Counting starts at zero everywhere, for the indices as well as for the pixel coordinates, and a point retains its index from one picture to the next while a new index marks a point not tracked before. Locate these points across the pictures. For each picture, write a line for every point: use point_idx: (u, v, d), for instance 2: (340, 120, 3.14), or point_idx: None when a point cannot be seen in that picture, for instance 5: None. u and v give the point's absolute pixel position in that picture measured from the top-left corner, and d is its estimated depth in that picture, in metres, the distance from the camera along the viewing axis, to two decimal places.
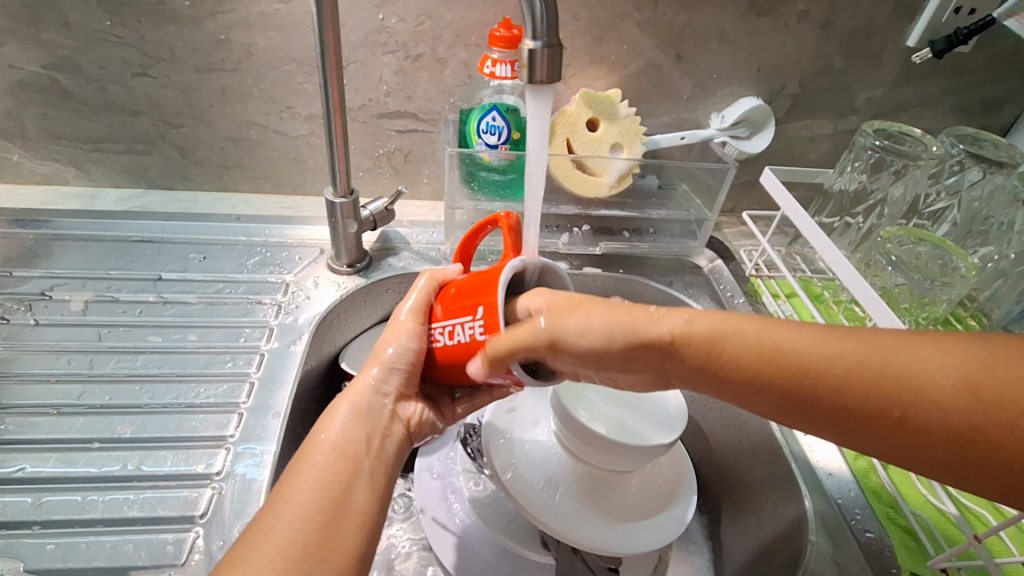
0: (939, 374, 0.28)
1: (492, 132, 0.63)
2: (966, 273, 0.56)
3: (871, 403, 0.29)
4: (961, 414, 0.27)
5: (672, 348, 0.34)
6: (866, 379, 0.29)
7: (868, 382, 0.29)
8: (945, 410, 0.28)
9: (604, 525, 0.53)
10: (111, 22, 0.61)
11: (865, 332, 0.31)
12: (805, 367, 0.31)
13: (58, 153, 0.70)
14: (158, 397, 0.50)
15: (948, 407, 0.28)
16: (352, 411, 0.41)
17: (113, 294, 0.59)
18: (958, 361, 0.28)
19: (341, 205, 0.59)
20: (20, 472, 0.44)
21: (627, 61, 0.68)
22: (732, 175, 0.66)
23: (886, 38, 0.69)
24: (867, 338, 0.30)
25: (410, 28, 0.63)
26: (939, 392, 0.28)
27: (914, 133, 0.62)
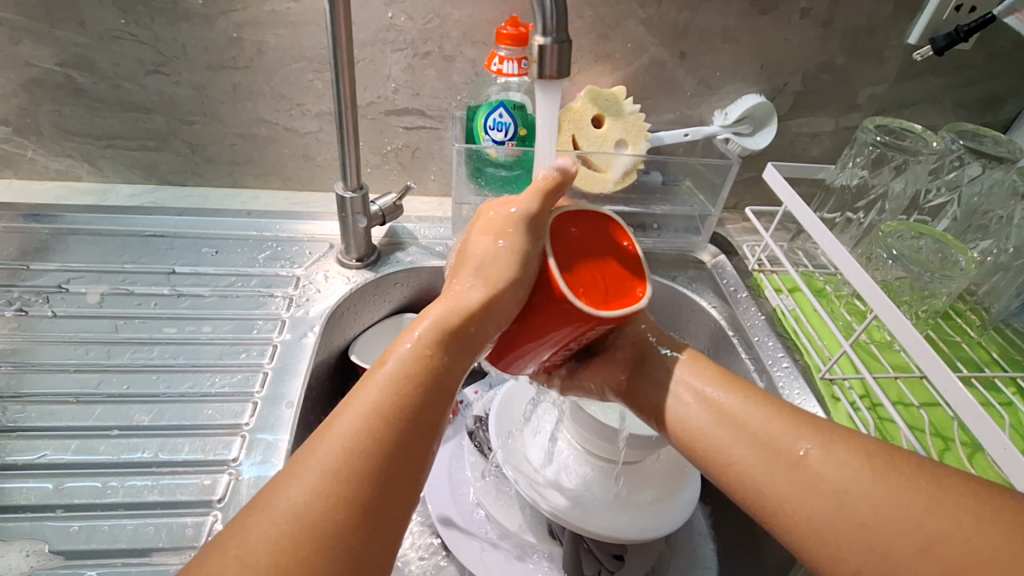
0: (877, 491, 0.35)
1: (499, 129, 0.64)
2: (967, 267, 0.57)
3: (820, 486, 0.36)
4: (880, 515, 0.34)
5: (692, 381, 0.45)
6: (831, 475, 0.36)
7: (833, 477, 0.36)
8: (872, 506, 0.34)
9: (612, 513, 0.54)
10: (126, 20, 0.62)
11: (873, 454, 0.37)
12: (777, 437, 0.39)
13: (72, 149, 0.71)
14: (175, 386, 0.51)
15: (865, 512, 0.34)
16: (405, 375, 0.35)
17: (128, 287, 0.61)
18: (902, 489, 0.34)
19: (351, 199, 0.60)
20: (42, 458, 0.46)
21: (631, 59, 0.69)
22: (736, 170, 0.68)
23: (887, 35, 0.70)
24: (862, 456, 0.37)
25: (418, 26, 0.64)
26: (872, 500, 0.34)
27: (914, 129, 0.63)
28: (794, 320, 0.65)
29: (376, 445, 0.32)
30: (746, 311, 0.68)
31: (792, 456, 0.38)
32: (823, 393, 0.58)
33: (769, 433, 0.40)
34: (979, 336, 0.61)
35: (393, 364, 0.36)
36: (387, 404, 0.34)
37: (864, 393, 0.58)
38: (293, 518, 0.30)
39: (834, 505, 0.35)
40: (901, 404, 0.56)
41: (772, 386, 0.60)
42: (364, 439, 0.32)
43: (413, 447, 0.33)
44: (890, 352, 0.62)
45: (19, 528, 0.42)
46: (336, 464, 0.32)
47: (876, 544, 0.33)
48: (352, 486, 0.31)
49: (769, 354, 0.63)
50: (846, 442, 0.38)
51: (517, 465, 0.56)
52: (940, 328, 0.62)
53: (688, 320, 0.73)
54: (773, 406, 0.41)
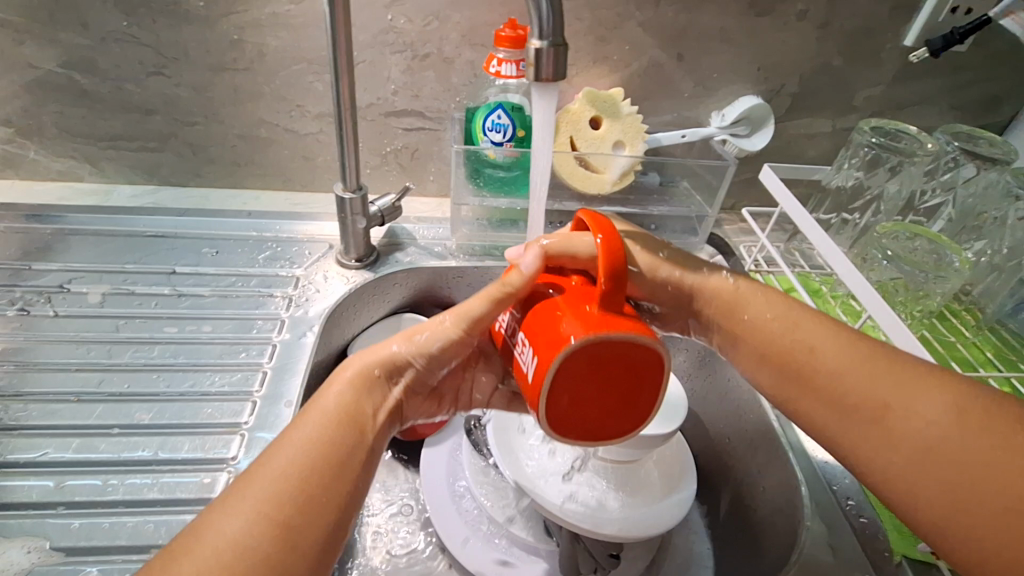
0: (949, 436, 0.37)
1: (498, 130, 0.65)
2: (960, 266, 0.58)
3: (890, 426, 0.39)
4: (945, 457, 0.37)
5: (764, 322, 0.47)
6: (906, 421, 0.39)
7: (905, 422, 0.39)
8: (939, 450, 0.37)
9: (611, 512, 0.55)
10: (128, 22, 0.63)
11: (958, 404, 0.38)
12: (855, 383, 0.41)
13: (73, 150, 0.72)
14: (175, 385, 0.52)
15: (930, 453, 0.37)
16: (332, 413, 0.38)
17: (129, 287, 0.61)
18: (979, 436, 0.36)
19: (350, 200, 0.61)
20: (45, 456, 0.46)
21: (629, 61, 0.70)
22: (733, 171, 0.68)
23: (884, 37, 0.71)
24: (942, 404, 0.38)
25: (418, 28, 0.64)
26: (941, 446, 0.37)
27: (909, 130, 0.64)
28: None
29: (305, 471, 0.35)
30: None
31: (867, 399, 0.40)
32: None
33: (845, 376, 0.42)
34: (974, 336, 0.61)
35: (321, 409, 0.38)
36: (316, 438, 0.36)
37: None
38: (232, 539, 0.31)
39: (904, 445, 0.38)
40: None
41: None
42: (293, 467, 0.35)
43: (342, 470, 0.36)
44: None
45: (22, 524, 0.42)
46: (268, 491, 0.33)
47: (937, 479, 0.37)
48: (284, 508, 0.33)
49: None
50: (928, 391, 0.39)
51: (516, 464, 0.57)
52: (935, 328, 0.62)
53: None
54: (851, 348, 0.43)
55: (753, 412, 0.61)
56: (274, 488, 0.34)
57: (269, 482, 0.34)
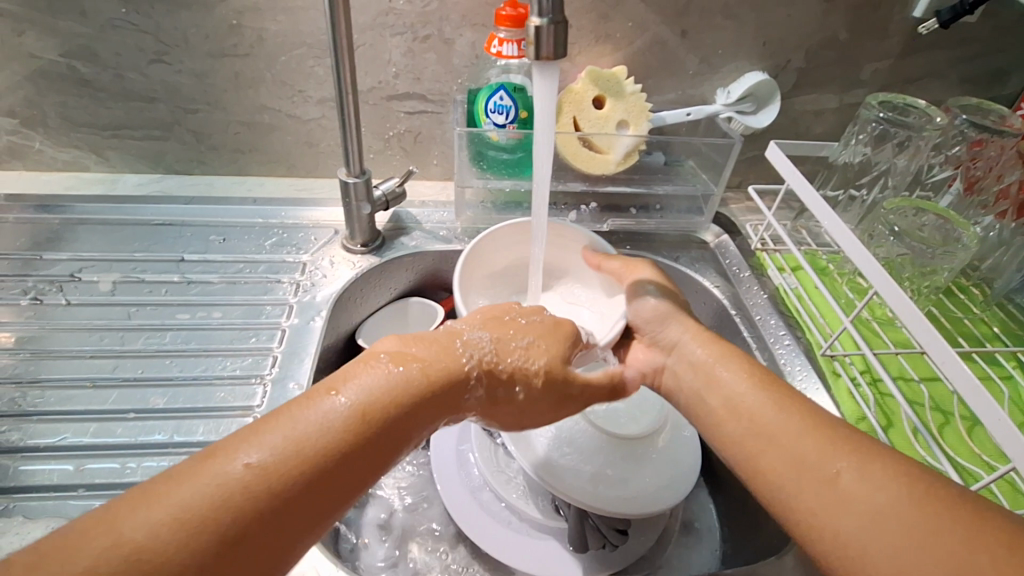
0: (738, 396, 0.42)
1: (500, 111, 0.64)
2: (969, 242, 0.57)
3: None
4: (739, 401, 0.42)
5: (731, 378, 0.43)
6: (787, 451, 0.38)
7: None
8: None
9: (624, 490, 0.53)
10: (127, 9, 0.62)
11: (759, 394, 0.41)
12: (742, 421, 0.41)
13: (78, 140, 0.72)
14: (188, 370, 0.54)
15: (723, 416, 0.42)
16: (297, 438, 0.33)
17: (139, 275, 0.62)
18: (711, 384, 0.44)
19: (354, 185, 0.61)
20: (61, 441, 0.48)
21: (632, 38, 0.69)
22: (738, 149, 0.67)
23: (892, 8, 0.69)
24: (755, 398, 0.41)
25: (417, 9, 0.63)
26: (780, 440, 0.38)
27: (918, 104, 0.63)
28: (796, 299, 0.65)
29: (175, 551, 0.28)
30: (749, 290, 0.68)
31: (750, 455, 0.39)
32: (824, 369, 0.59)
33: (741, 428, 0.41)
34: (982, 312, 0.62)
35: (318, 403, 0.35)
36: (249, 468, 0.31)
37: (865, 368, 0.59)
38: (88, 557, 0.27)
39: (739, 409, 0.42)
40: (902, 379, 0.57)
41: (774, 363, 0.61)
42: (191, 512, 0.29)
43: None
44: (891, 328, 0.62)
45: (44, 507, 0.44)
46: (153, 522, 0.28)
47: (801, 469, 0.36)
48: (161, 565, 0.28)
49: (771, 332, 0.64)
50: (737, 381, 0.43)
51: (529, 452, 0.54)
52: (943, 305, 0.62)
53: (690, 299, 0.73)
54: (733, 366, 0.44)
55: None
56: (187, 501, 0.29)
57: (163, 507, 0.29)
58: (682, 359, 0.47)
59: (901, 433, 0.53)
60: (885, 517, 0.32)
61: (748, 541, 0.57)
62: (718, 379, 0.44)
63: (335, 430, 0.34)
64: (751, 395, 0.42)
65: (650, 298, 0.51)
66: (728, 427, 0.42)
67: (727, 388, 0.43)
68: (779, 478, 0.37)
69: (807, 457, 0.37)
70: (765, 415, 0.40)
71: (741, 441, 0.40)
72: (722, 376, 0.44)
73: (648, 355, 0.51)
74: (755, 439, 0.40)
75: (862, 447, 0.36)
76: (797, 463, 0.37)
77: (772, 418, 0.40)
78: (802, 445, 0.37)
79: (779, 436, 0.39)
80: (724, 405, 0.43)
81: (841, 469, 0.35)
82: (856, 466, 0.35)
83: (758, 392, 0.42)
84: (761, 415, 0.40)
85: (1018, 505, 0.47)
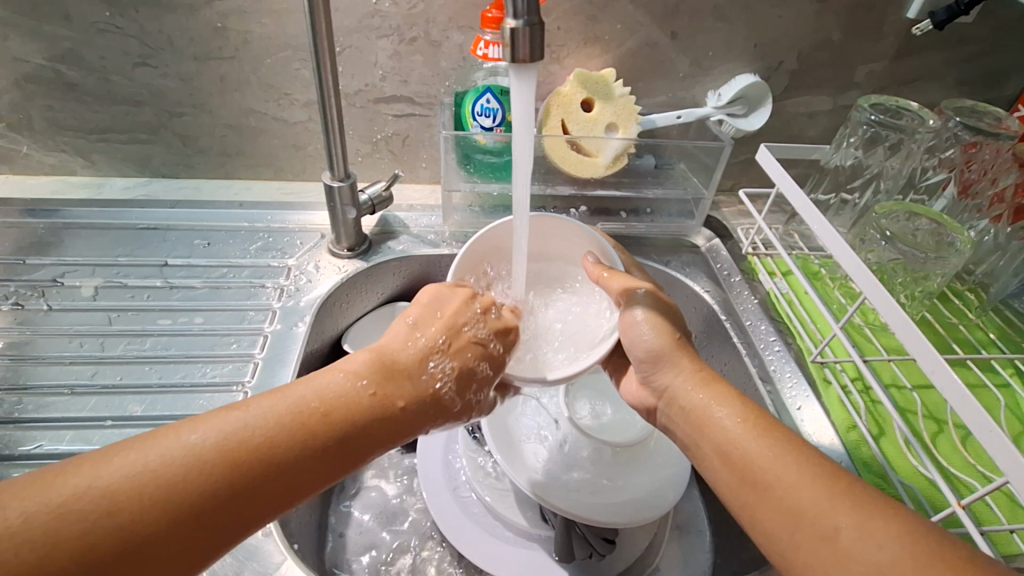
0: (735, 440, 0.40)
1: (487, 114, 0.64)
2: (962, 247, 0.56)
3: None
4: (734, 446, 0.40)
5: (728, 422, 0.41)
6: (785, 505, 0.36)
7: None
8: None
9: (611, 499, 0.52)
10: (111, 12, 0.62)
11: (757, 438, 0.39)
12: (737, 466, 0.39)
13: (65, 144, 0.71)
14: (167, 377, 0.53)
15: (721, 460, 0.40)
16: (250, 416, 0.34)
17: (122, 280, 0.62)
18: (705, 426, 0.42)
19: (338, 189, 0.60)
20: (36, 449, 0.47)
21: (621, 40, 0.68)
22: (728, 152, 0.66)
23: (886, 9, 0.68)
24: (751, 443, 0.39)
25: (403, 12, 0.63)
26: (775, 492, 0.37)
27: (910, 107, 0.62)
28: (787, 305, 0.64)
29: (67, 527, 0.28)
30: (740, 295, 0.68)
31: (747, 503, 0.38)
32: (815, 375, 0.58)
33: (737, 472, 0.39)
34: (977, 317, 0.61)
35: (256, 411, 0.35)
36: (194, 450, 0.32)
37: (856, 376, 0.58)
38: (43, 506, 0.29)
39: (734, 454, 0.40)
40: (894, 387, 0.56)
41: (763, 369, 0.60)
42: (118, 491, 0.30)
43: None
44: (883, 335, 0.61)
45: None
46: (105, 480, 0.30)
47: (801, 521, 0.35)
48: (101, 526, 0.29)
49: (761, 338, 0.63)
50: (732, 423, 0.41)
51: (514, 461, 0.53)
52: (937, 310, 0.61)
53: (680, 304, 0.72)
54: (724, 405, 0.42)
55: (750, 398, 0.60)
56: (123, 476, 0.30)
57: (100, 480, 0.30)
58: (674, 402, 0.45)
59: (893, 443, 0.52)
60: None
61: (736, 552, 0.56)
62: (712, 421, 0.42)
63: (283, 425, 0.35)
64: (745, 439, 0.40)
65: (637, 311, 0.48)
66: (727, 472, 0.40)
67: (723, 430, 0.41)
68: (778, 531, 0.36)
69: (805, 510, 0.35)
70: (761, 462, 0.38)
71: (737, 487, 0.39)
72: (717, 418, 0.42)
73: (642, 392, 0.49)
74: (752, 489, 0.38)
75: (863, 502, 0.34)
76: (797, 517, 0.35)
77: (772, 466, 0.38)
78: (799, 495, 0.36)
79: (777, 486, 0.37)
80: (718, 451, 0.41)
81: (841, 526, 0.34)
82: (857, 524, 0.33)
83: (755, 435, 0.40)
84: (758, 464, 0.38)
85: (1013, 517, 0.45)
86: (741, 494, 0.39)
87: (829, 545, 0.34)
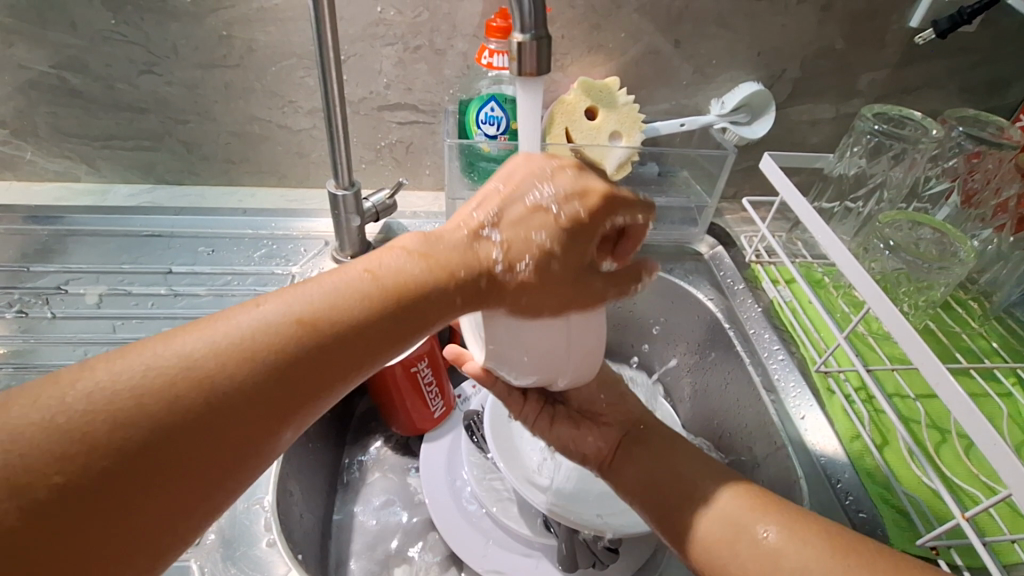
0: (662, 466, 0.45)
1: (491, 123, 0.64)
2: (965, 257, 0.56)
3: None
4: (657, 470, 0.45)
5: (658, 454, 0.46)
6: (713, 514, 0.40)
7: None
8: None
9: (616, 509, 0.52)
10: (116, 20, 0.62)
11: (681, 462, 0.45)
12: (663, 483, 0.44)
13: (69, 150, 0.71)
14: None
15: (646, 485, 0.44)
16: (204, 350, 0.29)
17: (126, 288, 0.62)
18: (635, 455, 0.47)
19: (343, 197, 0.60)
20: None
21: (625, 48, 0.68)
22: (732, 160, 0.67)
23: (888, 18, 0.68)
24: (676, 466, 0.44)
25: (408, 20, 0.63)
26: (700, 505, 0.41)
27: (914, 116, 0.62)
28: (791, 313, 0.65)
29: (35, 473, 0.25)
30: (743, 303, 0.68)
31: (673, 517, 0.42)
32: (818, 385, 0.58)
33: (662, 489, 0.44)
34: (981, 326, 0.61)
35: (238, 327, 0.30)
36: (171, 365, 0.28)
37: (860, 385, 0.58)
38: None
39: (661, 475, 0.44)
40: (898, 396, 0.56)
41: (767, 378, 0.60)
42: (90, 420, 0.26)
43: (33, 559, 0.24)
44: (887, 344, 0.61)
45: None
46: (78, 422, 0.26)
47: (729, 527, 0.39)
48: (62, 486, 0.25)
49: (765, 346, 0.63)
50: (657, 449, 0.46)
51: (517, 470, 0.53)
52: (940, 318, 0.61)
53: (683, 311, 0.72)
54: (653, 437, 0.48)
55: (754, 406, 0.60)
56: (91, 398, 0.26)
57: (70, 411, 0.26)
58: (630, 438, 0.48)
59: (897, 453, 0.52)
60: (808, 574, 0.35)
61: None
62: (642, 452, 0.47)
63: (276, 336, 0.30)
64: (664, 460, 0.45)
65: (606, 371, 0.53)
66: (654, 494, 0.44)
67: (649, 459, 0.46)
68: (709, 539, 0.39)
69: (737, 519, 0.39)
70: (685, 479, 0.43)
71: (669, 508, 0.42)
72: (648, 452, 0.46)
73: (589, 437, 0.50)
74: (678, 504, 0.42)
75: (777, 508, 0.39)
76: (733, 524, 0.39)
77: (695, 482, 0.42)
78: (718, 502, 0.40)
79: (703, 497, 0.41)
80: (677, 476, 0.44)
81: (763, 529, 0.38)
82: (778, 525, 0.38)
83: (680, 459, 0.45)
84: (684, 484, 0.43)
85: (1017, 528, 0.45)
86: (669, 510, 0.42)
87: (759, 552, 0.37)
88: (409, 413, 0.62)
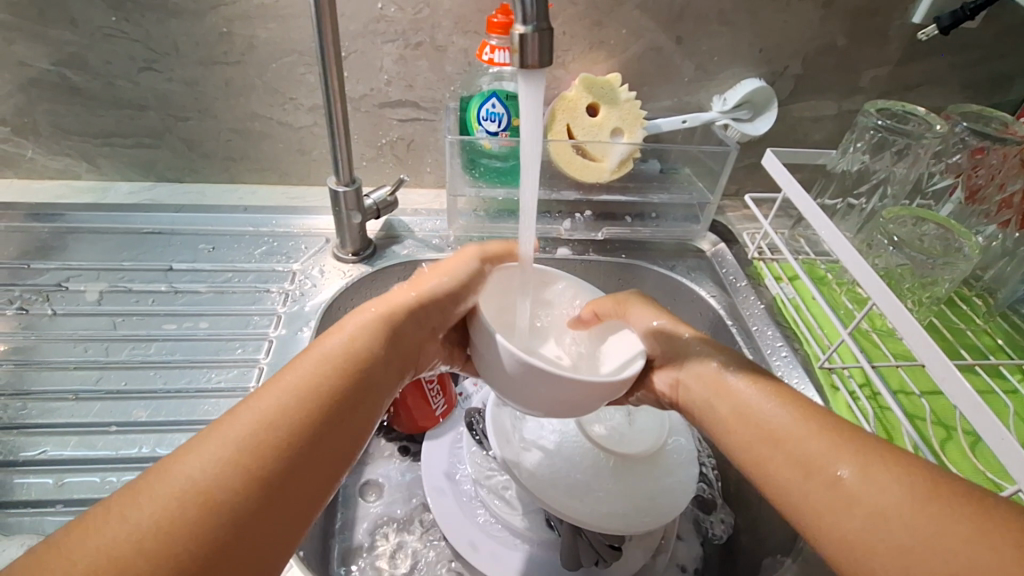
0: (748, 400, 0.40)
1: (492, 119, 0.63)
2: (970, 253, 0.56)
3: None
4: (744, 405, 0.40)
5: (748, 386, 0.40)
6: (795, 457, 0.36)
7: None
8: None
9: (619, 505, 0.51)
10: (116, 17, 0.62)
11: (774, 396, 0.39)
12: (748, 421, 0.39)
13: (69, 148, 0.71)
14: (172, 382, 0.53)
15: (732, 421, 0.40)
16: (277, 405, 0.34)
17: (126, 285, 0.62)
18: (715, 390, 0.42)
19: (344, 194, 0.60)
20: (41, 454, 0.47)
21: (627, 45, 0.68)
22: (734, 156, 0.66)
23: (890, 14, 0.68)
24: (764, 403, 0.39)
25: (409, 17, 0.63)
26: (785, 445, 0.36)
27: (917, 112, 0.62)
28: (794, 309, 0.64)
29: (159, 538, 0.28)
30: (746, 300, 0.67)
31: (754, 459, 0.38)
32: (822, 381, 0.58)
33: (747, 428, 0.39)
34: (985, 323, 0.60)
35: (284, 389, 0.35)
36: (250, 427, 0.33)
37: (864, 382, 0.58)
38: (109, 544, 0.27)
39: (744, 411, 0.40)
40: (902, 393, 0.55)
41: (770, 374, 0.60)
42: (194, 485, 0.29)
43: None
44: (891, 340, 0.61)
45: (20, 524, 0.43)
46: (132, 526, 0.27)
47: (809, 470, 0.35)
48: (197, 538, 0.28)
49: (767, 343, 0.63)
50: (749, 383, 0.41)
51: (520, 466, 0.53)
52: (943, 315, 0.61)
53: (685, 308, 0.72)
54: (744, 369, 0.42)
55: None
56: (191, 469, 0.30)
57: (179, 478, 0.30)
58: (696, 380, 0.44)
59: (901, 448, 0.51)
60: (886, 522, 0.31)
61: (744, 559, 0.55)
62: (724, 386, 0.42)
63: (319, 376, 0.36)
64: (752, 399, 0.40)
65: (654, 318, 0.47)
66: (733, 433, 0.40)
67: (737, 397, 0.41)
68: (784, 481, 0.35)
69: (816, 458, 0.35)
70: (768, 415, 0.38)
71: (754, 445, 0.38)
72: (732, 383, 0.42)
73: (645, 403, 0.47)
74: (763, 444, 0.38)
75: (867, 448, 0.34)
76: (807, 465, 0.35)
77: (787, 416, 0.38)
78: (807, 443, 0.36)
79: (785, 438, 0.37)
80: (734, 417, 0.40)
81: (842, 472, 0.33)
82: (859, 468, 0.33)
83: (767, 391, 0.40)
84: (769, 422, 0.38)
85: None
86: (752, 450, 0.38)
87: (842, 496, 0.33)
88: (409, 410, 0.62)
